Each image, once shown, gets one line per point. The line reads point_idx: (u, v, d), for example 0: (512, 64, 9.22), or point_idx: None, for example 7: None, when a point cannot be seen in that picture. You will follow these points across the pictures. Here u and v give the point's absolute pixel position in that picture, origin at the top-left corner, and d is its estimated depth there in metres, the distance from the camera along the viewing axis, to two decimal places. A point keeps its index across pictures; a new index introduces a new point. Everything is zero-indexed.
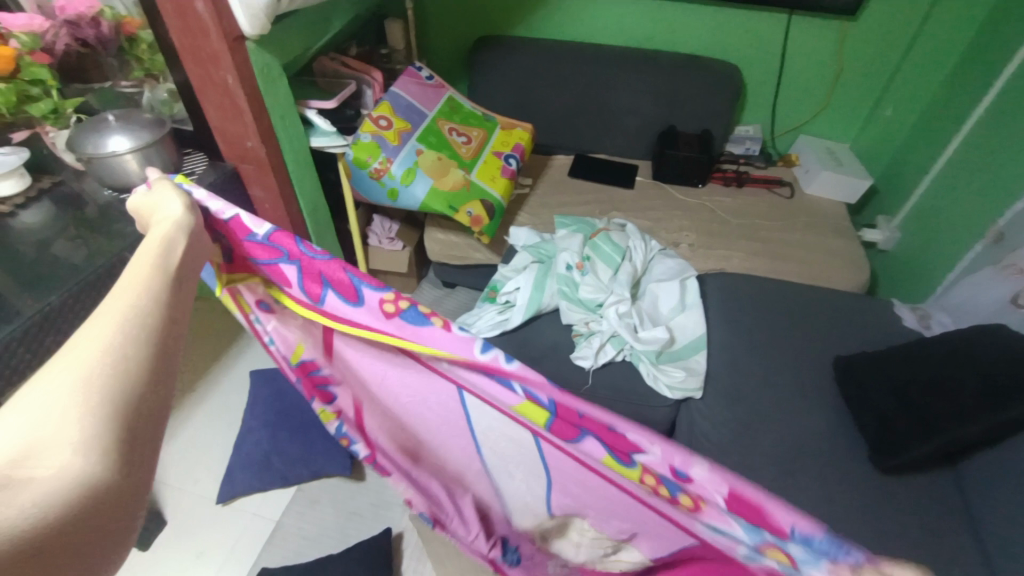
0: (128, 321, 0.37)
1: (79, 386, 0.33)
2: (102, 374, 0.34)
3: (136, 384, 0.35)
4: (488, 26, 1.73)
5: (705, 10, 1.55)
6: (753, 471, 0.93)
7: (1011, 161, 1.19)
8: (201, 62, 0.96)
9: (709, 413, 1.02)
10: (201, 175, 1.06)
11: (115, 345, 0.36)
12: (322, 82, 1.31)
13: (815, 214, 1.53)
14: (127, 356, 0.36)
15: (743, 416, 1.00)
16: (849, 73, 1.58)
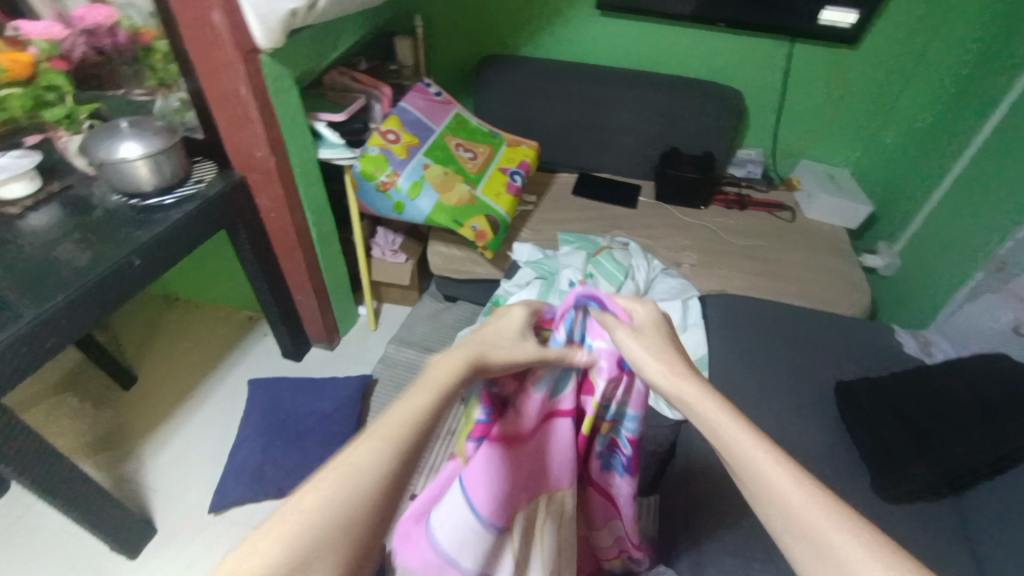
0: (389, 456, 0.34)
1: (326, 526, 0.31)
2: (323, 509, 0.31)
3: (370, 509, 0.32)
4: (495, 45, 1.77)
5: (708, 36, 1.58)
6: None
7: (1010, 189, 1.21)
8: (215, 72, 0.98)
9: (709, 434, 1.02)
10: (209, 183, 1.06)
11: (371, 478, 0.33)
12: (331, 95, 1.33)
13: (816, 237, 1.54)
14: (380, 495, 0.33)
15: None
16: (849, 100, 1.61)
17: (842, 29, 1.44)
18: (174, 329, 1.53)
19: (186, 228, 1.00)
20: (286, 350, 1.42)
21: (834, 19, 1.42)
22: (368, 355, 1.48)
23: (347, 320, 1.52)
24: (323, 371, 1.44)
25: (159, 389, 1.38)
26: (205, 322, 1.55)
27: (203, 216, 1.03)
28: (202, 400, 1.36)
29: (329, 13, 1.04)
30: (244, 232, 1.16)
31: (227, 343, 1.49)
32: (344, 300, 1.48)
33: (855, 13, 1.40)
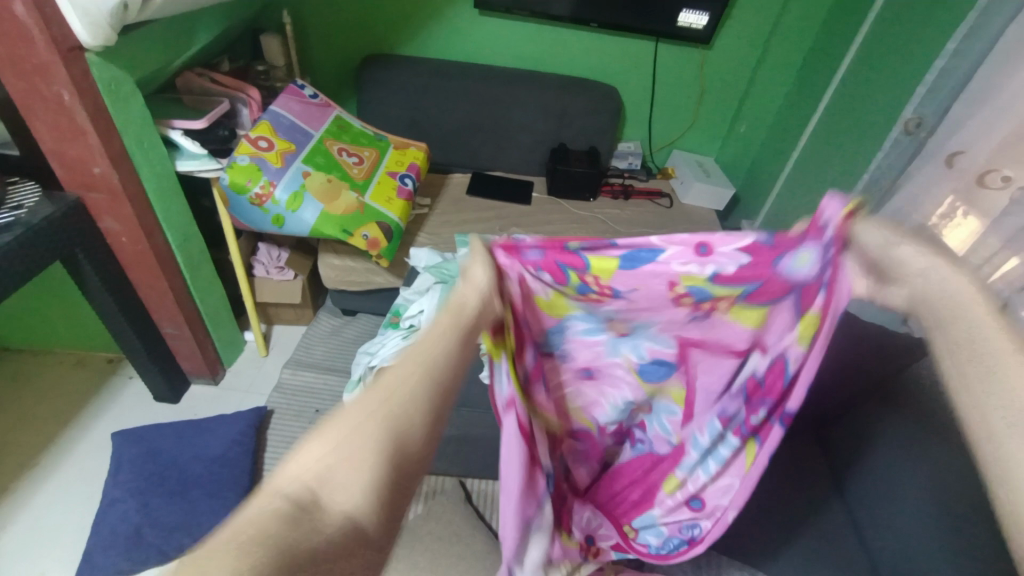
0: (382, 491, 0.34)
1: (367, 432, 0.34)
2: (390, 414, 0.35)
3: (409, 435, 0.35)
4: (374, 45, 1.70)
5: (583, 36, 1.66)
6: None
7: (838, 169, 1.43)
8: (26, 76, 0.82)
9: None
10: (32, 208, 0.90)
11: (403, 398, 0.35)
12: (187, 99, 1.19)
13: (691, 220, 1.70)
14: (390, 457, 0.34)
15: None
16: (708, 95, 1.79)
17: (698, 30, 1.58)
18: (11, 382, 1.28)
19: (1, 264, 0.83)
20: (160, 390, 1.25)
21: (691, 22, 1.56)
22: (261, 384, 1.36)
23: (233, 349, 1.38)
24: (207, 409, 1.29)
25: None
26: (51, 371, 1.31)
27: (27, 248, 0.86)
28: (55, 464, 1.15)
29: (171, 7, 0.92)
30: (87, 262, 0.99)
31: (84, 392, 1.28)
32: (228, 327, 1.34)
33: (707, 16, 1.55)
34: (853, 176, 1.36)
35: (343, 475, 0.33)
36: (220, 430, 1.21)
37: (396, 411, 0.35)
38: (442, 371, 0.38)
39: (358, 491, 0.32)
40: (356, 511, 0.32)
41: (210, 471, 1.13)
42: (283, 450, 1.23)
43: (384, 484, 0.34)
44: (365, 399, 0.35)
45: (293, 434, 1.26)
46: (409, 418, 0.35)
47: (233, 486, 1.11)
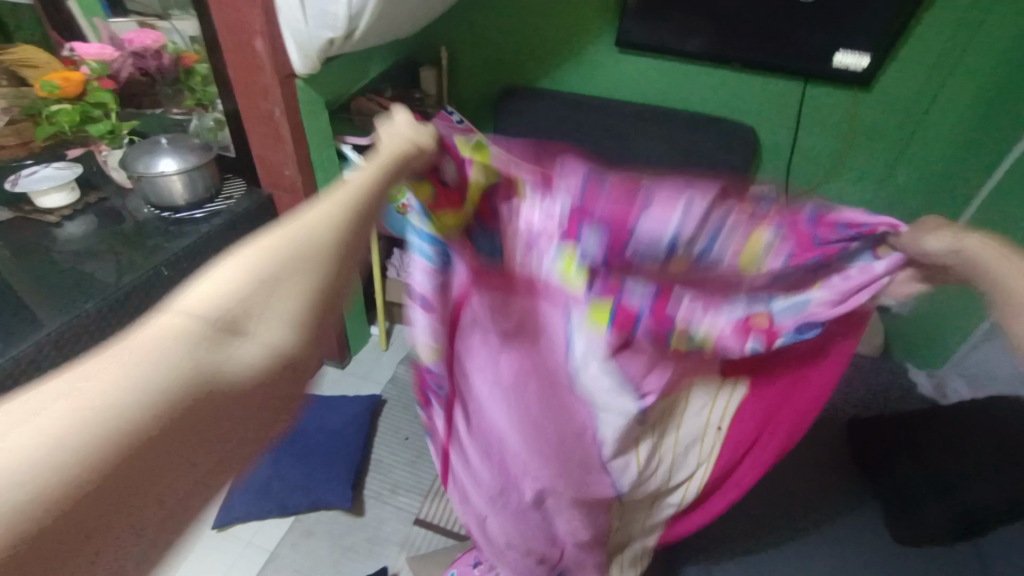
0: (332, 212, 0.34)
1: (306, 289, 0.32)
2: (334, 263, 0.34)
3: (342, 289, 0.34)
4: (516, 79, 1.83)
5: (723, 74, 1.63)
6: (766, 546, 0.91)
7: None
8: (251, 95, 1.03)
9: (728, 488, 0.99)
10: (237, 200, 1.10)
11: (332, 241, 0.34)
12: (358, 119, 1.38)
13: None
14: (324, 323, 0.33)
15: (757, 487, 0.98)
16: (861, 140, 1.63)
17: (856, 72, 1.47)
18: None
19: (215, 241, 1.03)
20: None
21: (848, 63, 1.46)
22: (379, 374, 1.50)
23: (360, 339, 1.54)
24: (333, 388, 1.45)
25: None
26: None
27: (230, 230, 1.06)
28: None
29: (363, 42, 1.09)
30: None
31: None
32: (359, 319, 1.51)
33: (869, 57, 1.44)
34: None
35: (299, 323, 0.32)
36: (341, 409, 1.36)
37: (336, 270, 0.34)
38: (371, 235, 0.38)
39: (287, 336, 0.31)
40: (288, 354, 0.31)
41: (330, 443, 1.27)
42: (389, 437, 1.34)
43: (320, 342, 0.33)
44: (294, 227, 0.33)
45: (399, 426, 1.37)
46: (342, 271, 0.34)
47: (346, 461, 1.24)
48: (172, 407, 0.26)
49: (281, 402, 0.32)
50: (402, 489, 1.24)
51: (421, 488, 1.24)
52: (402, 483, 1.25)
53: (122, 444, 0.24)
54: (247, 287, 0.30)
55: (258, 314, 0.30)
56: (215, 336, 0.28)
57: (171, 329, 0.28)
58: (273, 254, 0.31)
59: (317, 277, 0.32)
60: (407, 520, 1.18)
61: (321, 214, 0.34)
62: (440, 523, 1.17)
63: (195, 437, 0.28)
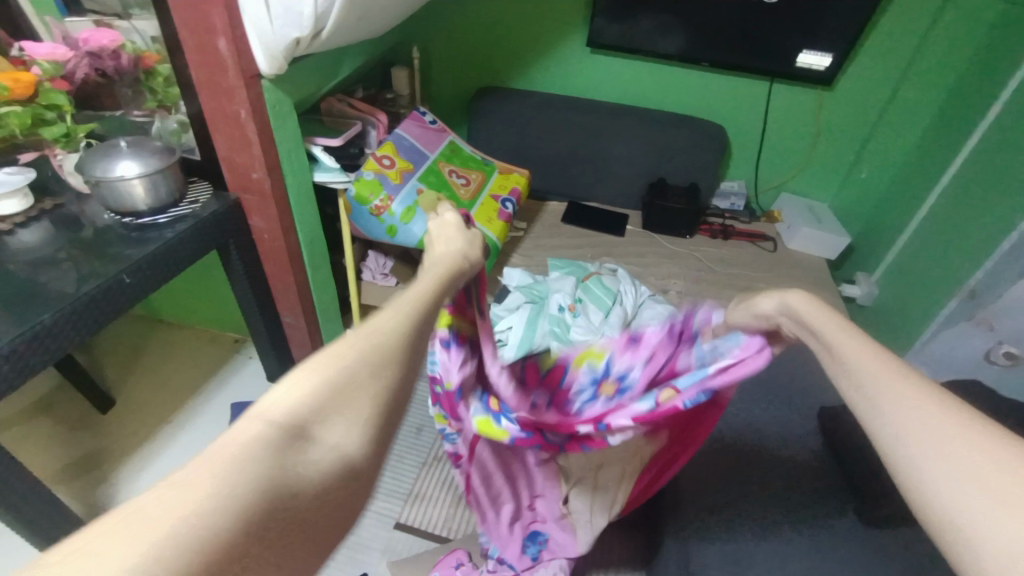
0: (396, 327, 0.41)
1: (357, 403, 0.36)
2: (387, 379, 0.38)
3: (393, 396, 0.38)
4: (490, 78, 1.83)
5: (692, 74, 1.66)
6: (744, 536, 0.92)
7: (976, 228, 1.27)
8: (216, 96, 1.00)
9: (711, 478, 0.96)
10: (204, 203, 1.07)
11: (377, 363, 0.38)
12: (328, 120, 1.36)
13: (799, 267, 1.59)
14: (378, 419, 0.37)
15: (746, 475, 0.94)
16: (825, 137, 1.68)
17: (819, 71, 1.52)
18: (161, 350, 1.51)
19: (180, 246, 1.00)
20: (273, 372, 1.41)
21: (810, 63, 1.51)
22: None
23: None
24: None
25: (139, 412, 1.35)
26: (192, 343, 1.53)
27: (197, 235, 1.03)
28: (184, 423, 1.33)
29: (331, 42, 1.07)
30: (238, 254, 1.16)
31: (214, 365, 1.47)
32: (335, 323, 1.48)
33: (831, 57, 1.48)
34: (997, 233, 1.20)
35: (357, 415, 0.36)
36: None
37: (384, 385, 0.38)
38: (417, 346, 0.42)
39: (346, 436, 0.35)
40: (346, 452, 0.35)
41: None
42: None
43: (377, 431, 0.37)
44: (341, 353, 0.38)
45: None
46: (387, 384, 0.38)
47: None
48: (261, 486, 0.31)
49: (346, 492, 0.36)
50: (382, 493, 1.22)
51: (401, 492, 1.22)
52: (383, 488, 1.23)
53: (235, 523, 0.29)
54: (311, 396, 0.35)
55: (330, 419, 0.35)
56: (292, 439, 0.33)
57: (251, 431, 0.33)
58: (342, 366, 0.37)
59: (379, 400, 0.37)
60: (388, 525, 1.17)
61: (394, 329, 0.41)
62: (422, 525, 1.16)
63: (274, 549, 0.32)
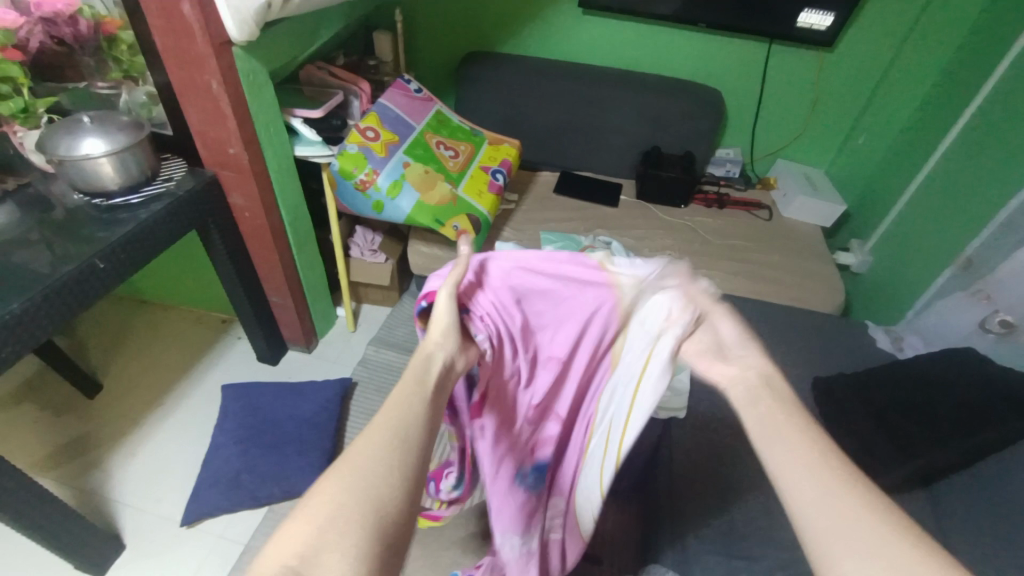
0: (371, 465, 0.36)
1: (392, 441, 0.37)
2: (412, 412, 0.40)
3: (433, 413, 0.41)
4: (477, 43, 1.75)
5: (688, 36, 1.59)
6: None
7: (972, 196, 1.26)
8: (185, 66, 0.94)
9: (708, 447, 0.94)
10: (179, 181, 1.03)
11: (411, 410, 0.40)
12: (308, 90, 1.30)
13: (793, 236, 1.57)
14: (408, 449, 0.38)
15: (746, 451, 0.93)
16: (824, 101, 1.63)
17: (820, 32, 1.46)
18: (146, 332, 1.48)
19: (157, 228, 0.96)
20: (262, 353, 1.38)
21: (811, 23, 1.44)
22: (348, 357, 1.46)
23: (326, 322, 1.49)
24: (300, 374, 1.41)
25: (127, 397, 1.33)
26: (178, 325, 1.50)
27: (174, 215, 0.99)
28: (174, 406, 1.32)
29: (306, 5, 1.00)
30: (219, 234, 1.12)
31: (200, 347, 1.45)
32: (324, 302, 1.46)
33: (832, 17, 1.42)
34: (996, 200, 1.18)
35: (396, 459, 0.37)
36: (311, 395, 1.32)
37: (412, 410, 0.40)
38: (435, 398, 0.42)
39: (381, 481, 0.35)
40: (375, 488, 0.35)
41: (301, 431, 1.24)
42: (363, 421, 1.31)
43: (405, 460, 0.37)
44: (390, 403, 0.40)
45: (371, 408, 1.34)
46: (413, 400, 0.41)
47: (318, 448, 1.21)
48: (342, 511, 0.33)
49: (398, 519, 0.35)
50: None
51: None
52: None
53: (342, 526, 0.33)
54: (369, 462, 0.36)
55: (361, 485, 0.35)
56: (347, 488, 0.35)
57: (321, 487, 0.35)
58: (303, 534, 0.32)
59: (406, 441, 0.38)
60: None
61: (364, 474, 0.35)
62: None
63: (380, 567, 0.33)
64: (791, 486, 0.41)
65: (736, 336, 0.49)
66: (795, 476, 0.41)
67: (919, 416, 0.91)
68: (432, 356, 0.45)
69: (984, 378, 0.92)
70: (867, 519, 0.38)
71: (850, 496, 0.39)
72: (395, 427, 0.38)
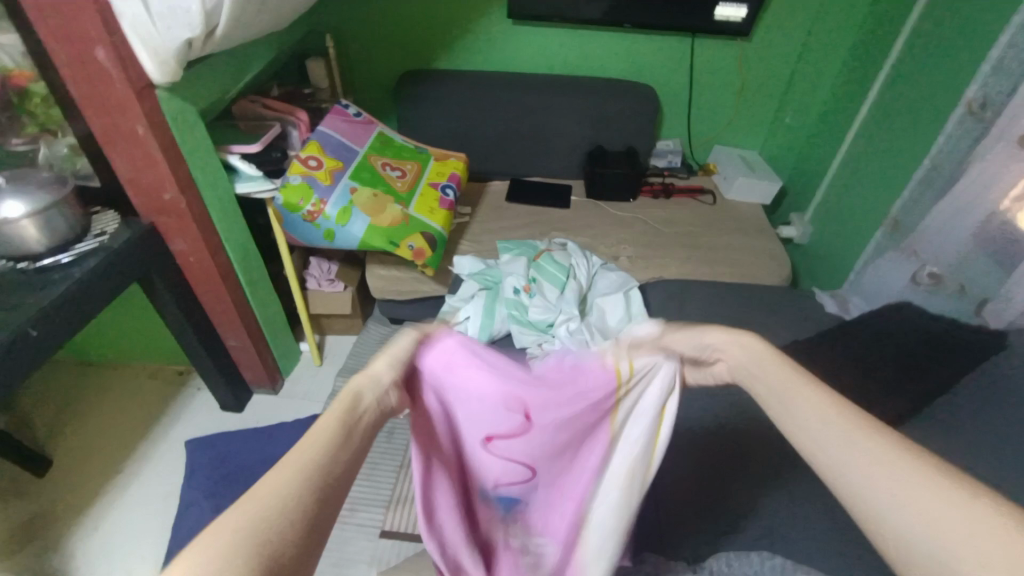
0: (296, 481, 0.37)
1: (308, 473, 0.37)
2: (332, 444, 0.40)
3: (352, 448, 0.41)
4: (413, 61, 1.75)
5: (616, 36, 1.65)
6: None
7: (892, 161, 1.35)
8: (106, 113, 0.90)
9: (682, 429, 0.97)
10: (113, 234, 0.97)
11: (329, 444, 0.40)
12: (243, 125, 1.27)
13: (737, 216, 1.64)
14: (322, 479, 0.38)
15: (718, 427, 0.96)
16: (749, 86, 1.72)
17: (736, 22, 1.54)
18: (96, 397, 1.40)
19: (93, 286, 0.91)
20: (225, 400, 1.33)
21: (728, 14, 1.52)
22: (317, 392, 1.42)
23: (290, 359, 1.45)
24: (268, 416, 1.36)
25: (82, 467, 1.25)
26: (130, 383, 1.43)
27: (111, 270, 0.94)
28: (135, 469, 1.25)
29: (230, 39, 0.98)
30: (163, 284, 1.08)
31: (157, 403, 1.38)
32: (285, 339, 1.42)
33: (746, 7, 1.51)
34: (913, 162, 1.27)
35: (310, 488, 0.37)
36: (281, 437, 1.28)
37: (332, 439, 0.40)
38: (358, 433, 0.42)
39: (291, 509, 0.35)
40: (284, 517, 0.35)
41: None
42: None
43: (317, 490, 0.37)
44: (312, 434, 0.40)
45: None
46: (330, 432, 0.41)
47: None
48: (252, 536, 0.34)
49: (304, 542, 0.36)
50: (361, 504, 1.19)
51: (380, 499, 1.20)
52: (361, 499, 1.20)
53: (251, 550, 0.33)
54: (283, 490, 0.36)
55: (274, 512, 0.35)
56: (261, 519, 0.34)
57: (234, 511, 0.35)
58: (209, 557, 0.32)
59: (319, 471, 0.38)
60: (372, 536, 1.14)
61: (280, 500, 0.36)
62: (406, 530, 1.14)
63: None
64: (827, 450, 0.42)
65: (723, 341, 0.52)
66: (828, 440, 0.42)
67: (870, 371, 0.97)
68: (362, 393, 0.45)
69: (923, 328, 0.99)
70: (910, 477, 0.38)
71: (886, 453, 0.40)
72: (317, 453, 0.39)
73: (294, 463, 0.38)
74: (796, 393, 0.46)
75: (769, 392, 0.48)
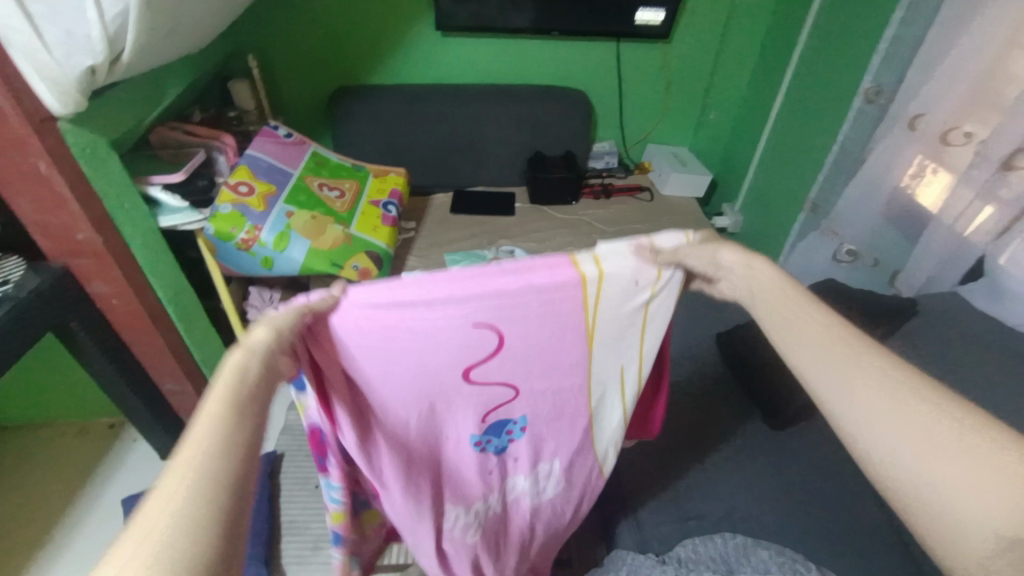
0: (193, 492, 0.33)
1: (192, 481, 0.33)
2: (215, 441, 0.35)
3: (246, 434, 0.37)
4: (343, 78, 1.72)
5: (545, 44, 1.69)
6: (679, 475, 0.97)
7: (807, 149, 1.46)
8: (0, 151, 0.82)
9: None
10: (19, 282, 0.89)
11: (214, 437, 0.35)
12: (162, 154, 1.19)
13: (674, 210, 1.71)
14: (217, 479, 0.34)
15: None
16: (674, 86, 1.81)
17: (656, 27, 1.61)
18: (16, 463, 1.27)
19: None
20: (166, 448, 1.24)
21: (647, 19, 1.59)
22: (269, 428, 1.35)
23: None
24: None
25: (3, 542, 1.12)
26: (55, 442, 1.30)
27: (19, 322, 0.86)
28: (67, 536, 1.14)
29: (138, 65, 0.92)
30: (84, 331, 0.99)
31: (87, 461, 1.26)
32: None
33: (663, 12, 1.58)
34: (824, 150, 1.38)
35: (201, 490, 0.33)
36: None
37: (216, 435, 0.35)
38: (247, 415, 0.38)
39: (181, 522, 0.32)
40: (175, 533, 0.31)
41: None
42: (298, 492, 1.21)
43: (215, 488, 0.33)
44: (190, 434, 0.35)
45: (305, 475, 1.25)
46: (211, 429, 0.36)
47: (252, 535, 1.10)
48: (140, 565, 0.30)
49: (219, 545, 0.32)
50: (326, 540, 1.13)
51: None
52: (326, 535, 1.14)
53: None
54: (165, 506, 0.32)
55: (163, 532, 0.31)
56: (148, 546, 0.31)
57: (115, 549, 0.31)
58: None
59: (211, 471, 0.34)
60: None
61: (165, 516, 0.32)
62: None
63: None
64: (831, 393, 0.46)
65: (732, 260, 0.52)
66: (836, 384, 0.45)
67: None
68: (248, 363, 0.41)
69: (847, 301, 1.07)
70: (911, 409, 0.42)
71: (893, 387, 0.43)
72: (197, 457, 0.34)
73: (186, 465, 0.34)
74: (829, 370, 0.46)
75: (775, 329, 0.50)
